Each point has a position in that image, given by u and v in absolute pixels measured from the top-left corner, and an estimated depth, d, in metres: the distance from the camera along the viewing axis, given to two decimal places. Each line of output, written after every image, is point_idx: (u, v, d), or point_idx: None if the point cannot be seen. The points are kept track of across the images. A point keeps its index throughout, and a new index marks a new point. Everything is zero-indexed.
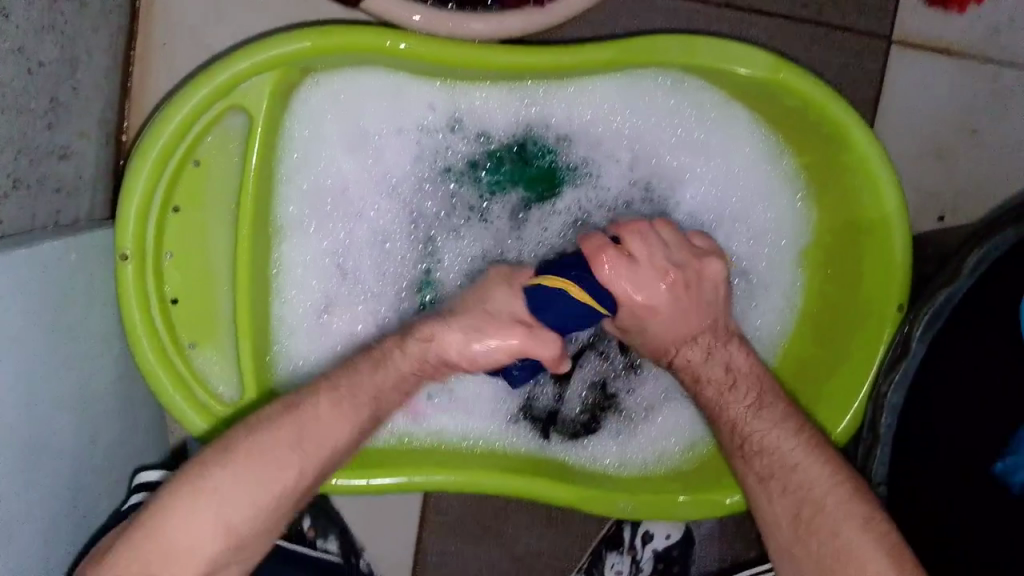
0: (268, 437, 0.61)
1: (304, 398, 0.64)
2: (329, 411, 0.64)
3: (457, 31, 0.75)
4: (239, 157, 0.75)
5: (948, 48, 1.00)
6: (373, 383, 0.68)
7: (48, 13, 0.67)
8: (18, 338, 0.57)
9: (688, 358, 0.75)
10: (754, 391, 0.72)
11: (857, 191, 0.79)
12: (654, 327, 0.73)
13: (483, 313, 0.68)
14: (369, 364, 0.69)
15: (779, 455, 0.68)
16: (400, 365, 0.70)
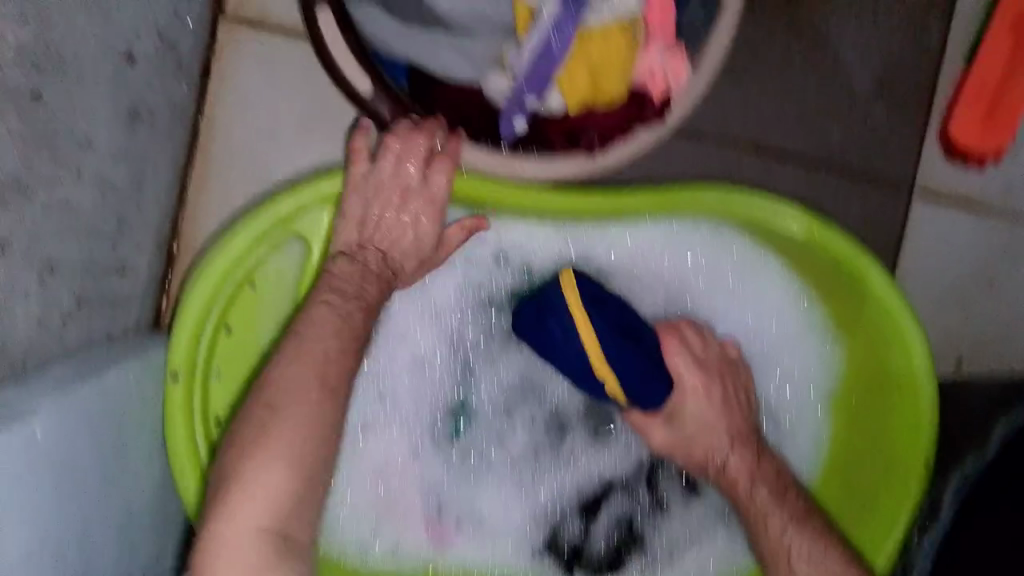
0: (297, 412, 0.64)
1: (306, 343, 0.67)
2: (336, 349, 0.68)
3: (508, 168, 0.76)
4: (293, 283, 0.78)
5: (969, 199, 1.03)
6: (338, 322, 0.69)
7: (125, 137, 0.69)
8: (72, 465, 0.58)
9: (730, 464, 0.81)
10: (776, 485, 0.79)
11: (887, 346, 0.82)
12: (702, 417, 0.82)
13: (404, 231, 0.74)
14: (352, 297, 0.71)
15: (803, 549, 0.74)
16: (370, 288, 0.73)
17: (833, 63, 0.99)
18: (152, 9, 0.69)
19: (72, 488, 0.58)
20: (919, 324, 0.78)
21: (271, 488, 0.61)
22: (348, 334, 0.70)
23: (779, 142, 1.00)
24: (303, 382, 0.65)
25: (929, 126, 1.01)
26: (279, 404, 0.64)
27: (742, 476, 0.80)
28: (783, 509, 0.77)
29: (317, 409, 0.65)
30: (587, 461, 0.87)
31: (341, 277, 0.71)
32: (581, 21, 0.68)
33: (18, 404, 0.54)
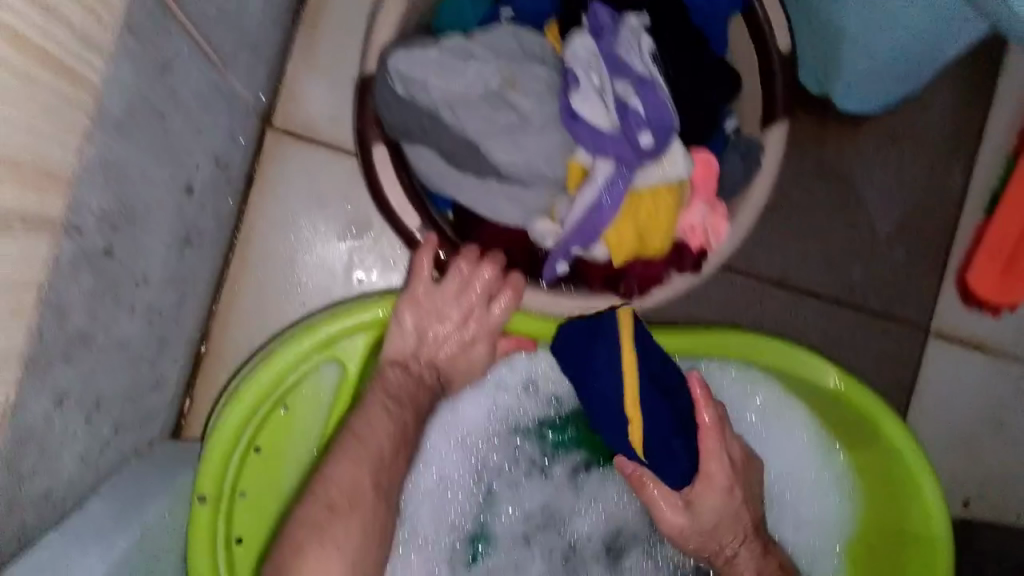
0: (344, 519, 0.68)
1: (364, 446, 0.71)
2: (388, 450, 0.73)
3: (552, 303, 0.78)
4: (327, 406, 0.78)
5: (982, 343, 1.05)
6: (386, 433, 0.72)
7: (176, 262, 0.70)
8: None
9: (737, 558, 0.84)
10: None
11: (906, 504, 0.82)
12: (721, 510, 0.81)
13: (437, 338, 0.76)
14: (401, 404, 0.74)
15: None
16: (415, 395, 0.76)
17: (857, 205, 1.02)
18: (212, 139, 0.71)
19: None
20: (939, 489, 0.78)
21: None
22: (394, 442, 0.73)
23: (802, 274, 1.01)
24: (349, 476, 0.69)
25: (947, 270, 1.04)
26: (331, 501, 0.68)
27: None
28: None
29: (364, 510, 0.69)
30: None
31: (390, 386, 0.74)
32: (631, 183, 0.70)
33: (60, 551, 0.54)
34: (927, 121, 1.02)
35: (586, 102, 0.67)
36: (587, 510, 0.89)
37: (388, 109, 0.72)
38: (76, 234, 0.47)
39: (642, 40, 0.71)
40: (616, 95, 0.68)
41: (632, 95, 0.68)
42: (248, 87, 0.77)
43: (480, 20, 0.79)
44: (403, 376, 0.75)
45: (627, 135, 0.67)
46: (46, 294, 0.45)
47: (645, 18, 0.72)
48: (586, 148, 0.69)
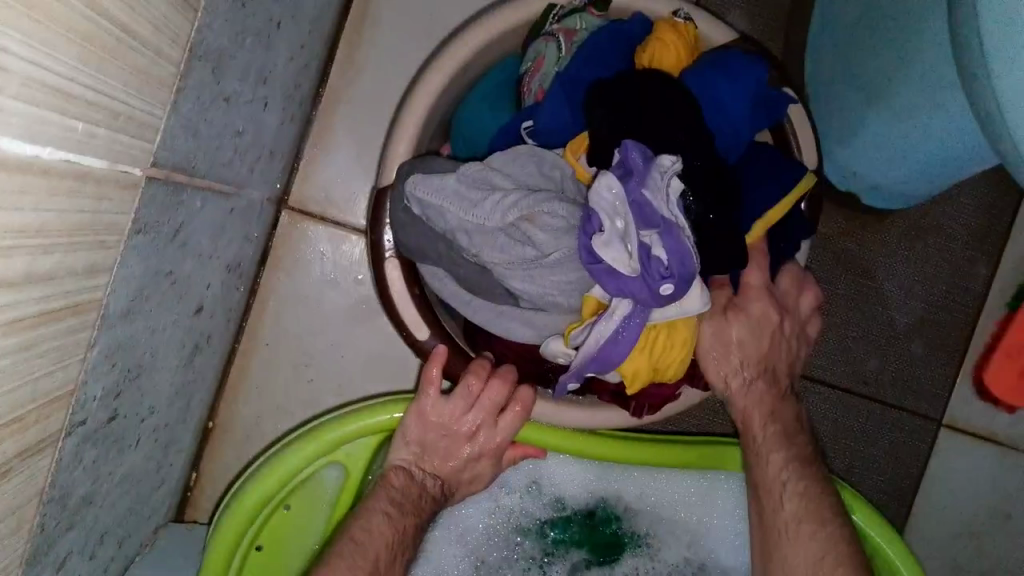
0: None
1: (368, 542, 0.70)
2: (388, 555, 0.71)
3: (566, 412, 0.78)
4: (328, 505, 0.79)
5: (993, 434, 1.05)
6: (386, 538, 0.71)
7: (183, 374, 0.71)
8: None
9: (750, 388, 0.78)
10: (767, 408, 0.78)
11: None
12: (750, 314, 0.77)
13: (444, 444, 0.76)
14: (404, 509, 0.74)
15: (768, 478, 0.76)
16: (419, 503, 0.75)
17: (878, 295, 1.02)
18: (224, 251, 0.71)
19: None
20: None
21: None
22: (393, 546, 0.72)
23: (818, 362, 1.02)
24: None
25: (964, 363, 1.03)
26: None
27: (757, 406, 0.78)
28: (787, 449, 0.76)
29: None
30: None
31: (393, 486, 0.74)
32: (646, 319, 0.69)
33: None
34: (952, 216, 1.02)
35: (609, 250, 0.65)
36: None
37: (405, 231, 0.73)
38: (80, 425, 0.48)
39: (672, 182, 0.67)
40: (640, 241, 0.66)
41: (654, 241, 0.66)
42: (263, 185, 0.77)
43: (499, 126, 0.81)
44: (405, 479, 0.75)
45: (649, 283, 0.66)
46: (47, 494, 0.45)
47: (677, 159, 0.68)
48: (602, 287, 0.68)
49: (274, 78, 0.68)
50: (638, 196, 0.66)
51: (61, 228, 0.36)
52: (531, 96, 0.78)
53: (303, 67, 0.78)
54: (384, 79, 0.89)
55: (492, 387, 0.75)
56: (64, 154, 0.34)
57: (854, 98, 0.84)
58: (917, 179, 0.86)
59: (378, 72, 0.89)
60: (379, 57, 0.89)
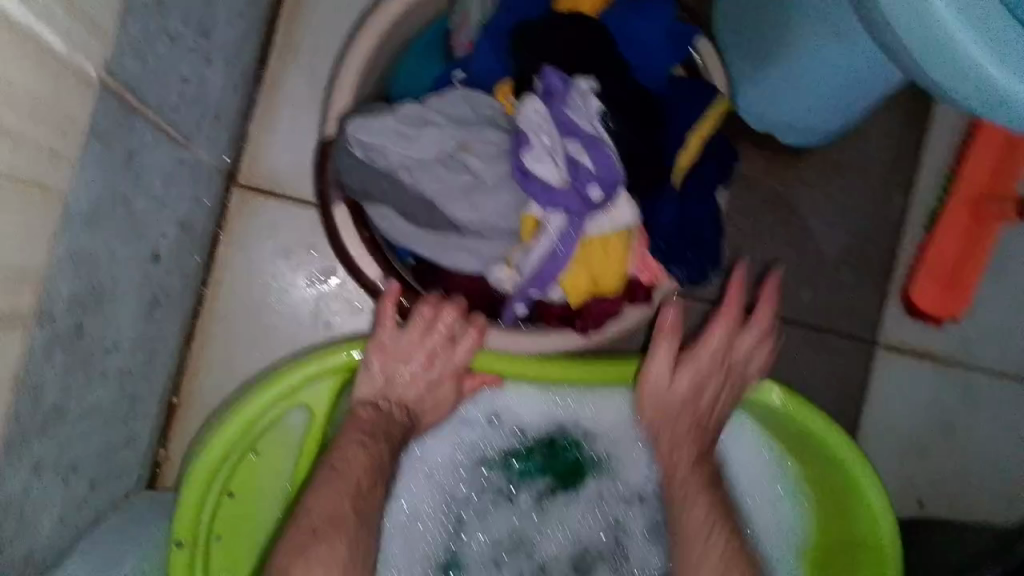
0: (323, 551, 0.72)
1: (343, 466, 0.75)
2: (365, 481, 0.77)
3: (516, 340, 0.82)
4: (294, 449, 0.81)
5: (926, 352, 1.11)
6: (360, 462, 0.76)
7: (145, 324, 0.74)
8: None
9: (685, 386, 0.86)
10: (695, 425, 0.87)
11: (856, 516, 0.87)
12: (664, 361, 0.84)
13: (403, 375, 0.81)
14: (375, 437, 0.78)
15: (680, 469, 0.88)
16: (390, 432, 0.80)
17: (803, 231, 1.09)
18: (177, 205, 0.74)
19: None
20: (878, 487, 0.84)
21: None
22: (370, 474, 0.78)
23: (756, 295, 1.07)
24: (339, 504, 0.74)
25: (891, 283, 1.10)
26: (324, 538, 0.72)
27: (686, 422, 0.87)
28: (705, 498, 0.86)
29: (347, 536, 0.74)
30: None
31: (361, 419, 0.78)
32: (582, 232, 0.74)
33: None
34: (866, 152, 1.09)
35: (541, 164, 0.72)
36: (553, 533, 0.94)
37: (348, 171, 0.75)
38: (47, 321, 0.51)
39: (593, 103, 0.75)
40: (567, 155, 0.73)
41: (582, 155, 0.73)
42: (210, 149, 0.81)
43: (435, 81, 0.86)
44: (373, 409, 0.79)
45: (578, 190, 0.72)
46: (20, 378, 0.48)
47: (594, 83, 0.76)
48: (537, 202, 0.73)
49: (213, 37, 0.73)
50: (563, 116, 0.73)
51: (23, 86, 0.40)
52: (462, 49, 0.85)
53: (242, 38, 0.83)
54: (320, 55, 0.94)
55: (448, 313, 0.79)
56: (23, 13, 0.38)
57: (762, 33, 0.90)
58: (827, 110, 0.93)
59: (315, 49, 0.94)
60: (314, 35, 0.94)
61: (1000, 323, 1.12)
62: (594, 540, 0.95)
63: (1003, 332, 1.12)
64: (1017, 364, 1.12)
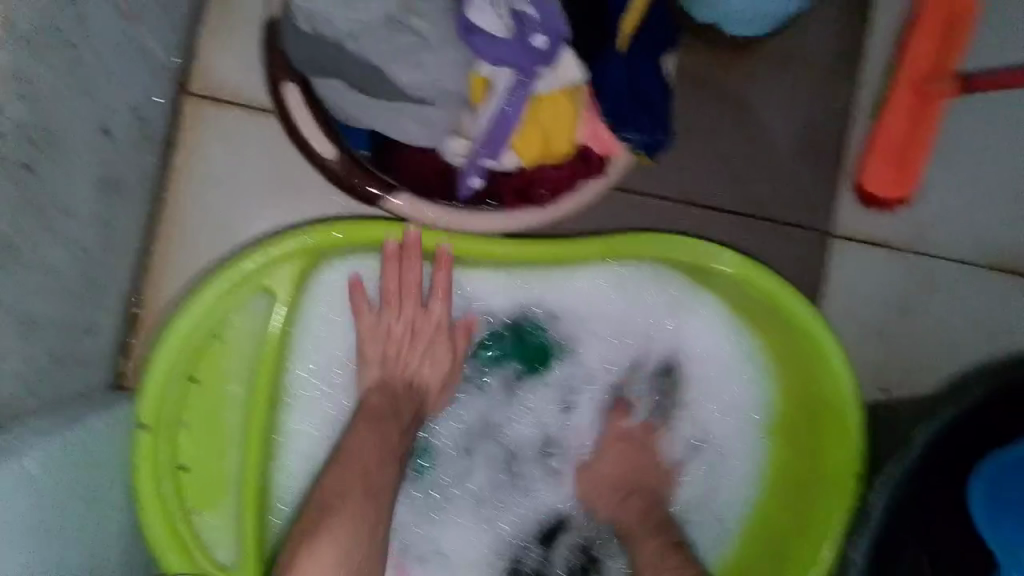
0: (324, 536, 0.74)
1: (356, 461, 0.80)
2: (373, 459, 0.80)
3: (476, 217, 0.83)
4: (259, 335, 0.81)
5: (886, 242, 1.12)
6: (357, 468, 0.79)
7: (99, 204, 0.73)
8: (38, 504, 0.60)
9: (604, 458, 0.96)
10: (619, 496, 0.94)
11: (817, 377, 0.89)
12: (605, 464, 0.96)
13: (391, 338, 0.87)
14: (388, 412, 0.84)
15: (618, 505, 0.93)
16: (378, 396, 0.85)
17: (756, 126, 1.10)
18: (128, 86, 0.74)
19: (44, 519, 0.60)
20: (839, 352, 0.86)
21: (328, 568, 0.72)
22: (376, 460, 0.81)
23: (714, 193, 1.09)
24: (349, 513, 0.76)
25: (845, 172, 1.11)
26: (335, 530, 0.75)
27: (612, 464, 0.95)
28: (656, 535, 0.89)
29: (353, 505, 0.77)
30: (528, 503, 0.97)
31: (372, 399, 0.85)
32: (530, 90, 0.78)
33: (2, 454, 0.56)
34: (813, 44, 1.11)
35: (482, 15, 0.76)
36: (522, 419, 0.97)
37: (298, 45, 0.77)
38: None
39: None
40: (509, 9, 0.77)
41: (526, 7, 0.78)
42: (160, 40, 0.81)
43: None
44: (377, 392, 0.86)
45: (520, 40, 0.76)
46: None
47: None
48: (484, 60, 0.77)
49: None
50: None
51: None
52: None
53: None
54: None
55: (428, 213, 0.83)
56: None
57: None
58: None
59: None
60: None
61: (957, 206, 1.12)
62: (562, 438, 0.98)
63: (961, 216, 1.12)
64: (977, 248, 1.12)
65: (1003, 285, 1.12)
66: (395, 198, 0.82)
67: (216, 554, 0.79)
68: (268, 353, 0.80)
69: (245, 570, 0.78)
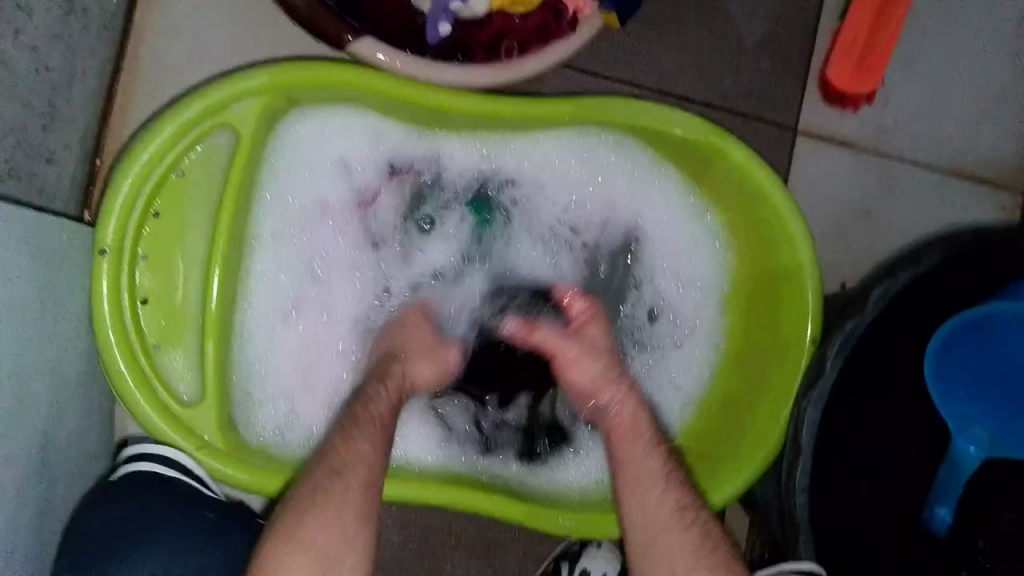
0: (325, 493, 0.67)
1: (336, 448, 0.71)
2: (363, 446, 0.71)
3: (430, 74, 0.82)
4: (221, 172, 0.81)
5: (846, 139, 1.12)
6: (352, 446, 0.71)
7: (60, 24, 0.72)
8: (17, 288, 0.59)
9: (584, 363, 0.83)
10: (608, 393, 0.82)
11: (776, 243, 0.90)
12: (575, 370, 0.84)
13: (413, 344, 0.84)
14: (381, 403, 0.77)
15: (606, 418, 0.82)
16: (383, 399, 0.78)
17: (723, 16, 1.08)
18: None
19: (18, 305, 0.59)
20: (797, 215, 0.86)
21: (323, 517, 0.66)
22: (379, 444, 0.73)
23: (684, 78, 1.08)
24: (362, 457, 0.71)
25: (810, 67, 1.10)
26: (344, 471, 0.69)
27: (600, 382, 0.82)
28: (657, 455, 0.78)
29: (354, 484, 0.69)
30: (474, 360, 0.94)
31: (365, 395, 0.77)
32: None
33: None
34: None
35: None
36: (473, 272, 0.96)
37: None
38: None
39: None
40: None
41: None
42: None
43: None
44: (379, 385, 0.79)
45: None
46: None
47: None
48: None
49: None
50: None
51: None
52: None
53: None
54: None
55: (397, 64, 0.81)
56: None
57: None
58: None
59: None
60: None
61: (918, 109, 1.12)
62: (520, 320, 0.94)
63: (923, 118, 1.12)
64: (938, 150, 1.13)
65: (960, 187, 1.13)
66: (379, 55, 0.81)
67: (179, 389, 0.80)
68: (229, 190, 0.80)
69: (207, 403, 0.79)
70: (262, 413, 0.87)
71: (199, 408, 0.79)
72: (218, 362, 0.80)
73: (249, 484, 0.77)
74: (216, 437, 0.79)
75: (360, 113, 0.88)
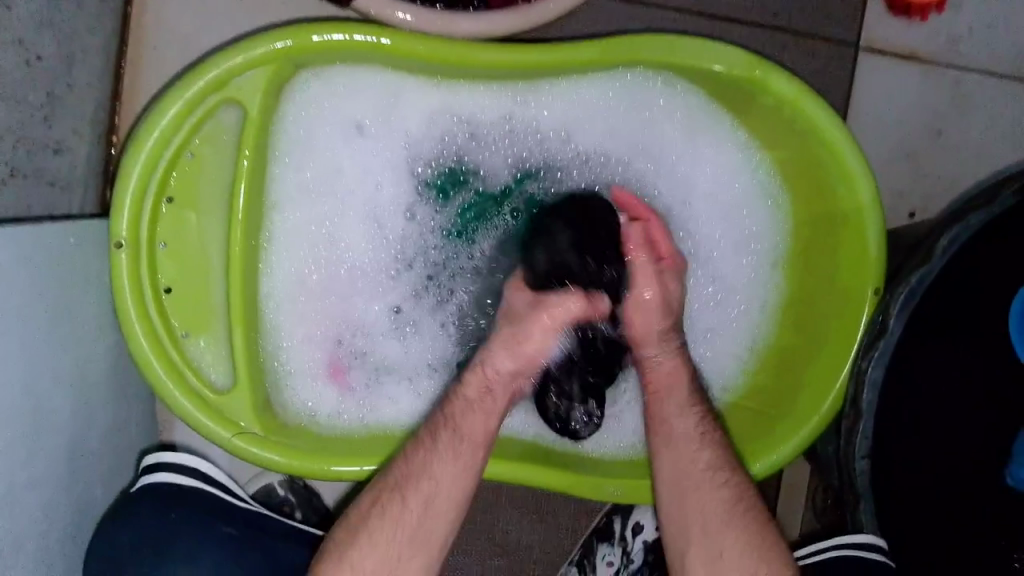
0: (398, 503, 0.70)
1: (427, 458, 0.72)
2: (448, 468, 0.71)
3: (443, 25, 0.77)
4: (232, 148, 0.77)
5: (913, 53, 1.00)
6: (446, 472, 0.71)
7: (46, 8, 0.68)
8: (25, 309, 0.57)
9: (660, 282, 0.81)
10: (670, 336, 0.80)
11: (833, 185, 0.82)
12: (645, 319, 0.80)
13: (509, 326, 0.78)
14: (446, 430, 0.74)
15: (678, 432, 0.76)
16: (476, 412, 0.75)
17: None
18: None
19: (28, 324, 0.57)
20: (858, 154, 0.78)
21: (397, 523, 0.69)
22: (467, 459, 0.72)
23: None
24: (431, 476, 0.71)
25: None
26: (404, 489, 0.70)
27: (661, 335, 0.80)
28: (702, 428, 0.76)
29: (414, 504, 0.70)
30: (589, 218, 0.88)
31: (457, 396, 0.76)
32: None
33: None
34: None
35: None
36: (499, 174, 0.89)
37: None
38: None
39: None
40: None
41: None
42: None
43: None
44: (461, 389, 0.77)
45: None
46: None
47: None
48: None
49: None
50: None
51: None
52: None
53: None
54: None
55: (407, 17, 0.77)
56: None
57: None
58: None
59: None
60: None
61: (996, 13, 1.00)
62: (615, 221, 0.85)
63: (1001, 20, 1.00)
64: (1018, 58, 1.01)
65: None
66: (401, 12, 0.76)
67: (211, 379, 0.79)
68: (243, 171, 0.76)
69: (241, 391, 0.78)
70: (294, 390, 0.85)
71: (233, 395, 0.78)
72: (247, 348, 0.79)
73: (274, 469, 0.76)
74: (251, 424, 0.77)
75: (375, 71, 0.83)
